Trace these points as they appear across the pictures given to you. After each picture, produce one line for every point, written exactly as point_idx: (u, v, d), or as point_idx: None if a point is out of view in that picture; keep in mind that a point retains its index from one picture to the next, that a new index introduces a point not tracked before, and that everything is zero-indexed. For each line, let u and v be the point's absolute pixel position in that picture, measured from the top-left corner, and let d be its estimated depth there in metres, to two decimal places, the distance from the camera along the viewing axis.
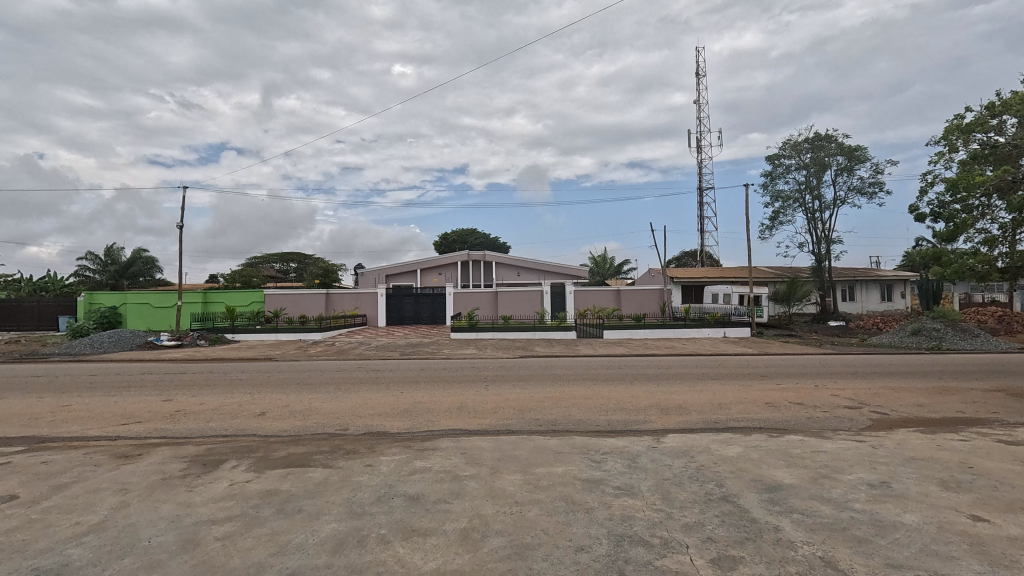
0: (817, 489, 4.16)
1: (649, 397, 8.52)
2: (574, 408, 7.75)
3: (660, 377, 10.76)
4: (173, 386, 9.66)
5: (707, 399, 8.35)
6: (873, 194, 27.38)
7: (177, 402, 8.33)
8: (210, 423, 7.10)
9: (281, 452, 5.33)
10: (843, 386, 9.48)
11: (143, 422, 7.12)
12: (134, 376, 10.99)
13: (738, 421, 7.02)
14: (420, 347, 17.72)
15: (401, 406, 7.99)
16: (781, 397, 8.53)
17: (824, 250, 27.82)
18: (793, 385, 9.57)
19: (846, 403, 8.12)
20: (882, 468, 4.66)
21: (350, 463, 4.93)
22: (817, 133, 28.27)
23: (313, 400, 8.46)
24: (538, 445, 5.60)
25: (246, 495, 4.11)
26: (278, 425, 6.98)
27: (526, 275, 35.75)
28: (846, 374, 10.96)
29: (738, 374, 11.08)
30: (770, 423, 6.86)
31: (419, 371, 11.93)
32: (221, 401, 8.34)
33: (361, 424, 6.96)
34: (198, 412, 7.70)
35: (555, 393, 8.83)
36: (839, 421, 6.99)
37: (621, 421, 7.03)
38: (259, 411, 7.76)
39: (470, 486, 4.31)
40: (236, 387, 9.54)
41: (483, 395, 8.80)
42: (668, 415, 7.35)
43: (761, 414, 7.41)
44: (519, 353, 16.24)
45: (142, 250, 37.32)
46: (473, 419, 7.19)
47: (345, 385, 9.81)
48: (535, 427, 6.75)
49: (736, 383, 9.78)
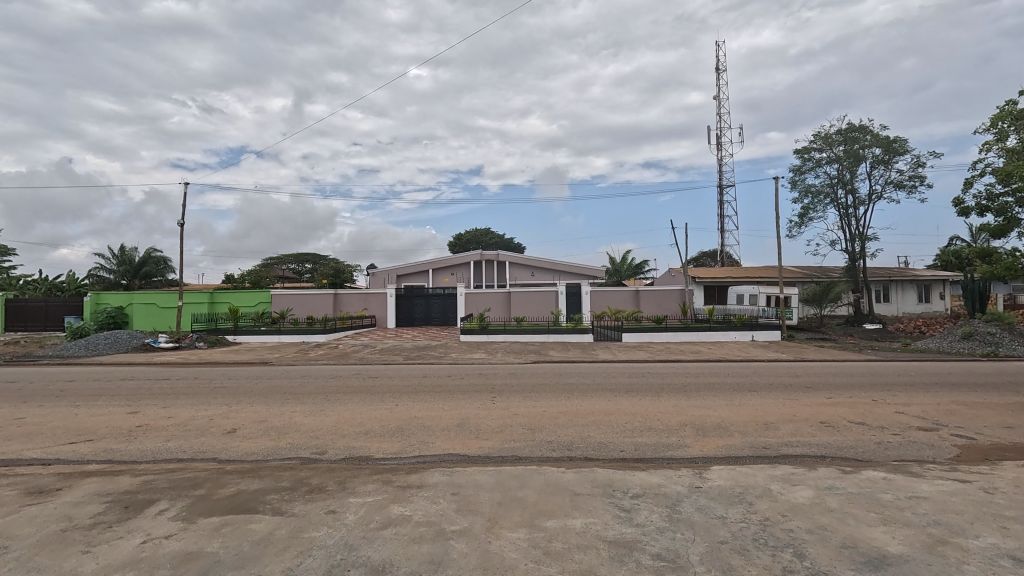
0: (940, 565, 2.96)
1: (681, 412, 7.34)
2: (593, 427, 6.60)
3: (690, 387, 9.54)
4: (146, 396, 8.70)
5: (750, 417, 7.13)
6: (912, 189, 25.70)
7: (142, 415, 7.39)
8: (170, 443, 6.11)
9: (229, 489, 4.28)
10: (906, 400, 8.17)
11: (94, 441, 6.15)
12: (112, 383, 10.06)
13: (794, 447, 5.81)
14: (427, 351, 16.68)
15: (393, 422, 6.94)
16: (839, 415, 7.26)
17: (858, 247, 26.15)
18: (848, 399, 8.28)
19: (919, 423, 6.83)
20: (1018, 529, 3.43)
21: (307, 508, 3.85)
22: (851, 124, 26.66)
23: (295, 414, 7.43)
24: (550, 481, 4.48)
25: (155, 562, 3.05)
26: (245, 447, 5.95)
27: (541, 275, 34.66)
28: (904, 385, 9.61)
29: (779, 384, 9.80)
30: (836, 451, 5.64)
31: (420, 379, 10.83)
32: (191, 415, 7.34)
33: (341, 446, 5.91)
34: (162, 429, 6.72)
35: (571, 408, 7.69)
36: (919, 450, 5.73)
37: (651, 445, 5.88)
38: (230, 427, 6.75)
39: (458, 550, 3.19)
40: (217, 397, 8.58)
41: (489, 409, 7.71)
42: (706, 438, 6.16)
43: (821, 437, 6.19)
44: (532, 358, 15.07)
45: (153, 250, 37.09)
46: (475, 440, 6.11)
47: (336, 395, 8.75)
48: (548, 452, 5.65)
49: (780, 396, 8.51)
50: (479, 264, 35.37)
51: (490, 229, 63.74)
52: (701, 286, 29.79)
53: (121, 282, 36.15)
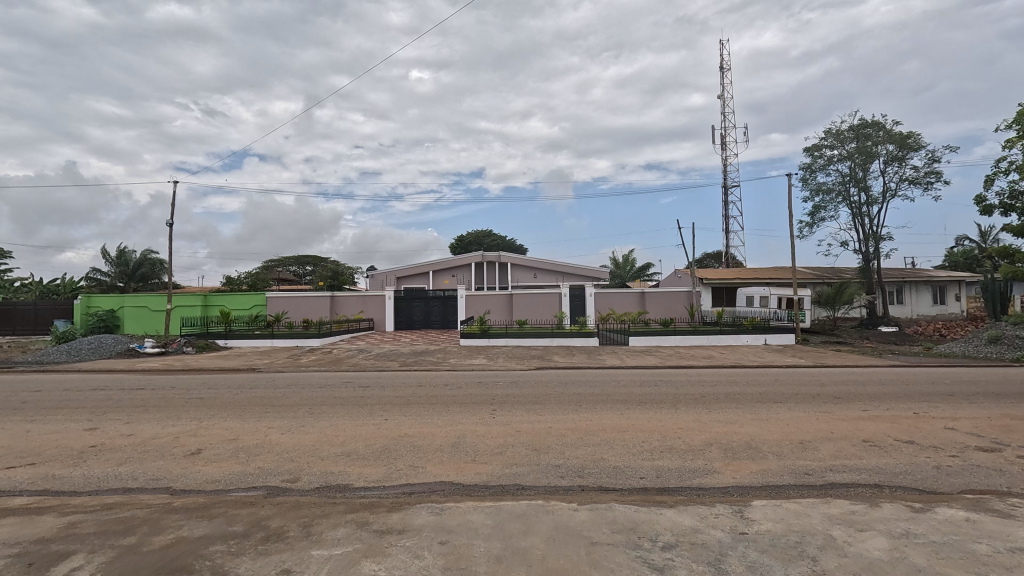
0: None
1: (704, 429, 6.55)
2: (606, 448, 5.78)
3: (708, 397, 8.72)
4: (112, 409, 7.93)
5: (782, 434, 6.33)
6: (927, 186, 24.87)
7: (101, 432, 6.62)
8: (122, 467, 5.33)
9: (165, 537, 3.48)
10: (954, 414, 7.31)
11: (35, 466, 5.36)
12: (80, 393, 9.26)
13: (842, 473, 4.99)
14: (426, 356, 15.90)
15: (379, 441, 6.14)
16: (882, 431, 6.46)
17: (872, 247, 25.29)
18: (888, 412, 7.44)
19: (976, 443, 5.99)
20: None
21: (255, 567, 3.04)
22: (863, 120, 25.86)
23: (273, 431, 6.66)
24: (559, 524, 3.68)
25: None
26: (206, 473, 5.16)
27: (543, 276, 33.94)
28: (944, 395, 8.76)
29: (807, 393, 9.00)
30: (892, 479, 4.82)
31: (415, 388, 10.00)
32: (155, 432, 6.57)
33: (317, 472, 5.12)
34: (118, 449, 5.94)
35: (579, 423, 6.89)
36: (988, 477, 4.91)
37: (675, 471, 5.07)
38: (195, 448, 5.97)
39: None
40: (190, 410, 7.80)
41: (488, 424, 6.91)
42: (736, 461, 5.35)
43: (870, 461, 5.36)
44: (535, 363, 14.35)
45: (152, 251, 36.65)
46: (471, 464, 5.31)
47: (320, 408, 7.95)
48: (556, 480, 4.85)
49: (810, 409, 7.70)
50: (480, 265, 34.58)
51: (491, 231, 63.07)
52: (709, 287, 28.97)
53: (117, 284, 35.48)
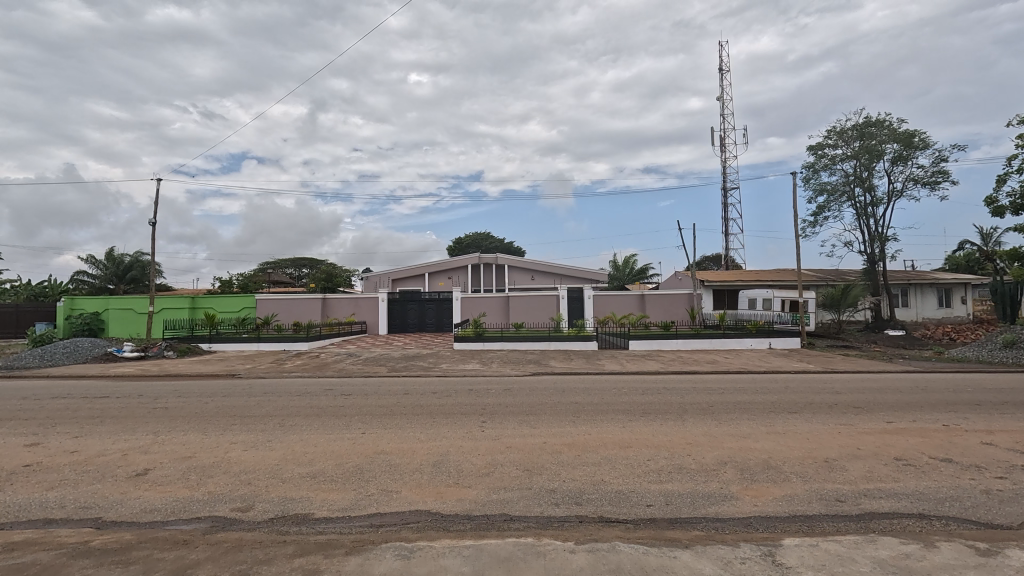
0: None
1: (716, 444, 5.89)
2: (607, 467, 5.12)
3: (716, 406, 8.06)
4: (63, 421, 7.21)
5: (803, 451, 5.66)
6: (934, 186, 24.27)
7: (42, 449, 5.91)
8: (51, 492, 4.63)
9: None
10: (987, 427, 6.66)
11: None
12: (36, 402, 8.54)
13: (880, 500, 4.31)
14: (417, 361, 15.22)
15: (352, 460, 5.45)
16: (913, 447, 5.79)
17: (878, 249, 24.68)
18: (916, 424, 6.77)
19: (1020, 461, 5.34)
20: None
21: None
22: (866, 119, 25.31)
23: (236, 446, 5.98)
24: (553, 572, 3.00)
25: None
26: (146, 499, 4.46)
27: (541, 278, 33.27)
28: (970, 405, 8.11)
29: (823, 402, 8.34)
30: (938, 508, 4.15)
31: (400, 396, 9.28)
32: (103, 449, 5.86)
33: (275, 498, 4.43)
34: (54, 469, 5.23)
35: (576, 438, 6.21)
36: None
37: (687, 498, 4.39)
38: (142, 468, 5.26)
39: None
40: (149, 422, 7.09)
41: (475, 439, 6.23)
42: (757, 485, 4.67)
43: (908, 484, 4.69)
44: (531, 368, 13.70)
45: (143, 254, 35.78)
46: (454, 489, 4.62)
47: (293, 420, 7.24)
48: (550, 510, 4.16)
49: (827, 420, 7.03)
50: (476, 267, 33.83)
51: (489, 234, 62.38)
52: (710, 290, 28.33)
53: (107, 285, 34.78)
